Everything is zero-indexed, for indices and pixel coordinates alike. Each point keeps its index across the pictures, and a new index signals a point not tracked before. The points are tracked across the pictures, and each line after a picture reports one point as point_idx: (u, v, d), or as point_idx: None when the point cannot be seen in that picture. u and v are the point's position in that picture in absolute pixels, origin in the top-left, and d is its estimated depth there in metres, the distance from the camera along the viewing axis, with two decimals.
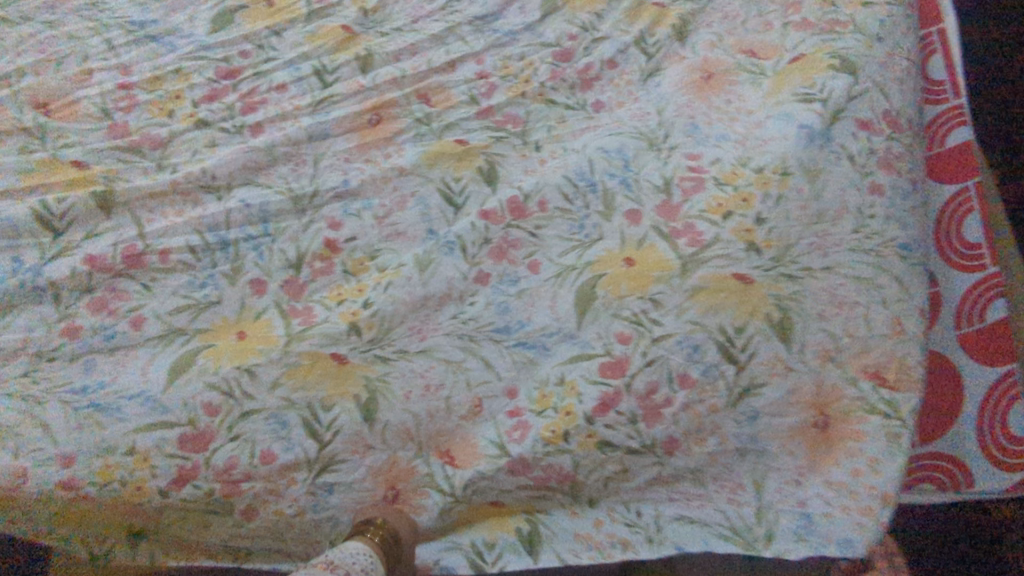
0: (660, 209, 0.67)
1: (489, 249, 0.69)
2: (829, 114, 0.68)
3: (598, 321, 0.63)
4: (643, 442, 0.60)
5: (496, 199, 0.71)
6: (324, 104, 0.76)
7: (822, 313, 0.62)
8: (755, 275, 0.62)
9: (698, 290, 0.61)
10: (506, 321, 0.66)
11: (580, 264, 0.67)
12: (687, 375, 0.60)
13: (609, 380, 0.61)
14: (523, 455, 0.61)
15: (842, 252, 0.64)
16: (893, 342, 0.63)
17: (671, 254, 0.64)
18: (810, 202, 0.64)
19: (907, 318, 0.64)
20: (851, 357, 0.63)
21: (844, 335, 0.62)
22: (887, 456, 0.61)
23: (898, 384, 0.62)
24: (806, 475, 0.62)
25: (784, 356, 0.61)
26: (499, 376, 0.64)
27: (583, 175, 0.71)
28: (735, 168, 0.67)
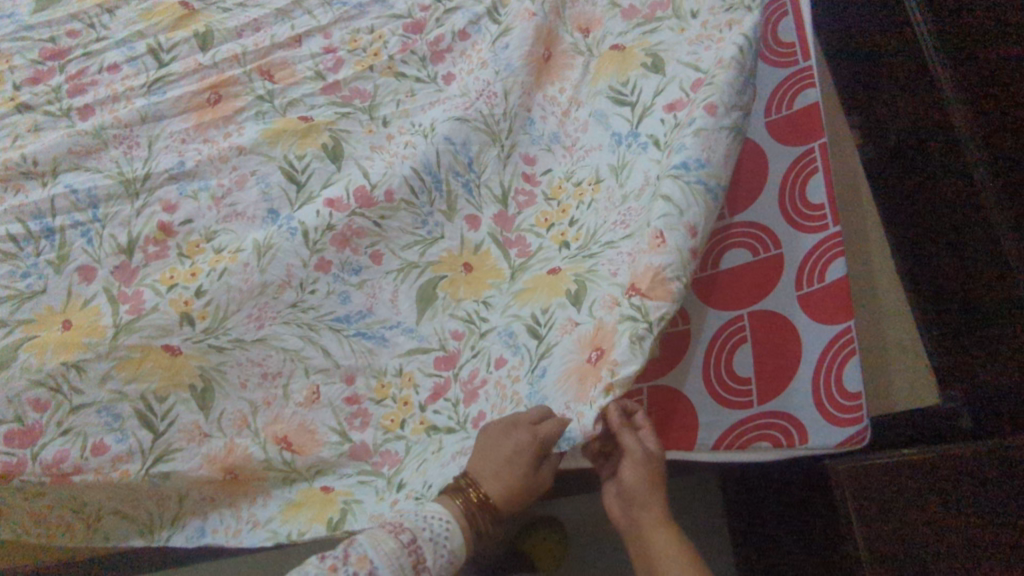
0: (498, 219, 0.72)
1: (332, 236, 0.66)
2: (637, 113, 0.71)
3: (433, 319, 0.68)
4: (459, 420, 0.64)
5: (341, 185, 0.69)
6: (159, 84, 0.75)
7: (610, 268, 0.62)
8: (562, 264, 0.67)
9: (521, 291, 0.67)
10: (346, 311, 0.67)
11: (421, 262, 0.69)
12: (503, 359, 0.65)
13: (442, 372, 0.66)
14: (364, 442, 0.65)
15: (639, 218, 0.63)
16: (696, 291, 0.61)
17: (504, 263, 0.70)
18: (616, 192, 0.69)
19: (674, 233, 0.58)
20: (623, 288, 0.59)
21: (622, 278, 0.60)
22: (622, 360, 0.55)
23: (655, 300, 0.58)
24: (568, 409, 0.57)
25: (574, 318, 0.62)
26: (338, 364, 0.66)
27: (430, 168, 0.70)
28: (562, 181, 0.73)
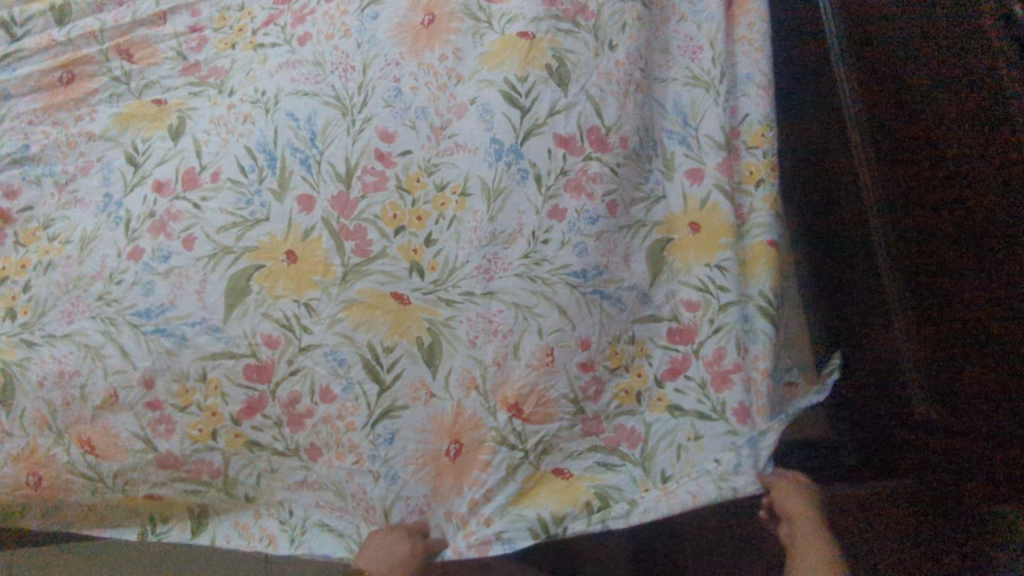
0: (334, 199, 0.67)
1: (151, 223, 0.68)
2: (525, 131, 0.68)
3: (243, 319, 0.65)
4: (286, 445, 0.67)
5: (171, 167, 0.70)
6: (10, 60, 0.79)
7: (474, 339, 0.67)
8: (413, 296, 0.68)
9: (353, 303, 0.66)
10: (149, 304, 0.66)
11: (236, 247, 0.66)
12: (329, 390, 0.66)
13: (255, 385, 0.65)
14: (170, 451, 0.67)
15: (507, 278, 0.68)
16: (538, 373, 0.67)
17: (336, 258, 0.66)
18: (483, 224, 0.68)
19: (562, 347, 0.67)
20: (497, 386, 0.67)
21: (492, 362, 0.67)
22: (500, 485, 0.67)
23: (531, 417, 0.67)
24: (432, 505, 0.69)
25: (427, 382, 0.67)
26: (134, 366, 0.66)
27: (265, 146, 0.69)
28: (420, 174, 0.69)
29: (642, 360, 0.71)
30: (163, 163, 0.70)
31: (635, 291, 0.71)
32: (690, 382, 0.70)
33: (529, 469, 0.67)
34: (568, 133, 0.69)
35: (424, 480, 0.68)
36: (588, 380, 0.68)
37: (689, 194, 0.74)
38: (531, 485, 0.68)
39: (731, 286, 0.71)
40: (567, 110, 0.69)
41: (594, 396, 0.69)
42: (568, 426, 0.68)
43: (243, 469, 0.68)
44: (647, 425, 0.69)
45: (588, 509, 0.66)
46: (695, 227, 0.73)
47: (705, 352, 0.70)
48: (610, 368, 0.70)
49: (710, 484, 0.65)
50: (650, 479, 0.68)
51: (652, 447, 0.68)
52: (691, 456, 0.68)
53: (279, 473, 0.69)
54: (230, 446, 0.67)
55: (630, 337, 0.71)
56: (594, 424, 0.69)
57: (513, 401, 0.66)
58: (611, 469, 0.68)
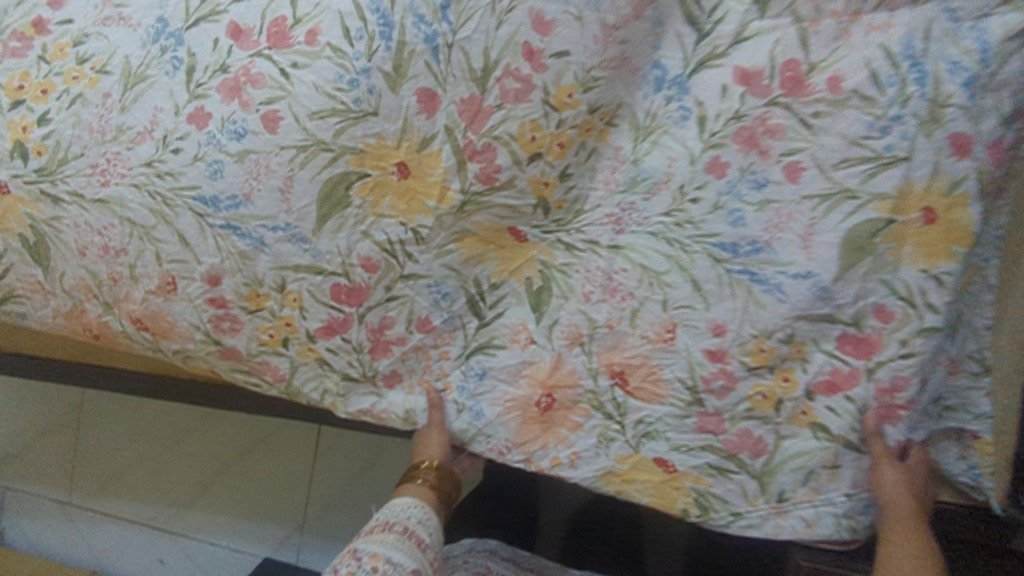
0: (464, 102, 0.53)
1: (223, 80, 0.55)
2: (698, 59, 0.56)
3: (337, 235, 0.56)
4: (363, 371, 0.61)
5: (255, 7, 0.55)
6: None
7: (588, 295, 0.58)
8: (529, 233, 0.59)
9: (466, 236, 0.58)
10: (216, 191, 0.56)
11: (334, 145, 0.54)
12: (428, 321, 0.60)
13: (342, 306, 0.58)
14: (235, 348, 0.60)
15: (639, 233, 0.57)
16: (652, 349, 0.58)
17: (455, 183, 0.55)
18: (624, 164, 0.58)
19: (688, 326, 0.57)
20: (604, 350, 0.59)
21: (603, 324, 0.58)
22: (588, 454, 0.60)
23: (636, 391, 0.59)
24: (509, 450, 0.61)
25: (530, 327, 0.60)
26: (198, 259, 0.58)
27: (378, 6, 0.52)
28: (574, 87, 0.53)
29: (794, 364, 0.58)
30: (241, 1, 0.55)
31: (811, 285, 0.56)
32: (848, 403, 0.58)
33: (623, 448, 0.60)
34: (755, 66, 0.54)
35: (510, 427, 0.61)
36: (716, 372, 0.58)
37: (942, 168, 0.54)
38: (627, 466, 0.60)
39: (942, 307, 0.56)
40: (757, 37, 0.54)
41: (720, 393, 0.58)
42: (681, 415, 0.59)
43: (309, 382, 0.62)
44: (778, 438, 0.59)
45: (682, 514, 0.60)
46: (929, 214, 0.55)
47: (881, 377, 0.57)
48: (748, 366, 0.58)
49: (830, 521, 0.59)
50: (764, 495, 0.59)
51: (775, 463, 0.59)
52: (817, 484, 0.59)
53: (344, 400, 0.62)
54: (302, 356, 0.60)
55: (786, 336, 0.57)
56: (711, 421, 0.59)
57: (618, 368, 0.59)
58: (722, 473, 0.59)
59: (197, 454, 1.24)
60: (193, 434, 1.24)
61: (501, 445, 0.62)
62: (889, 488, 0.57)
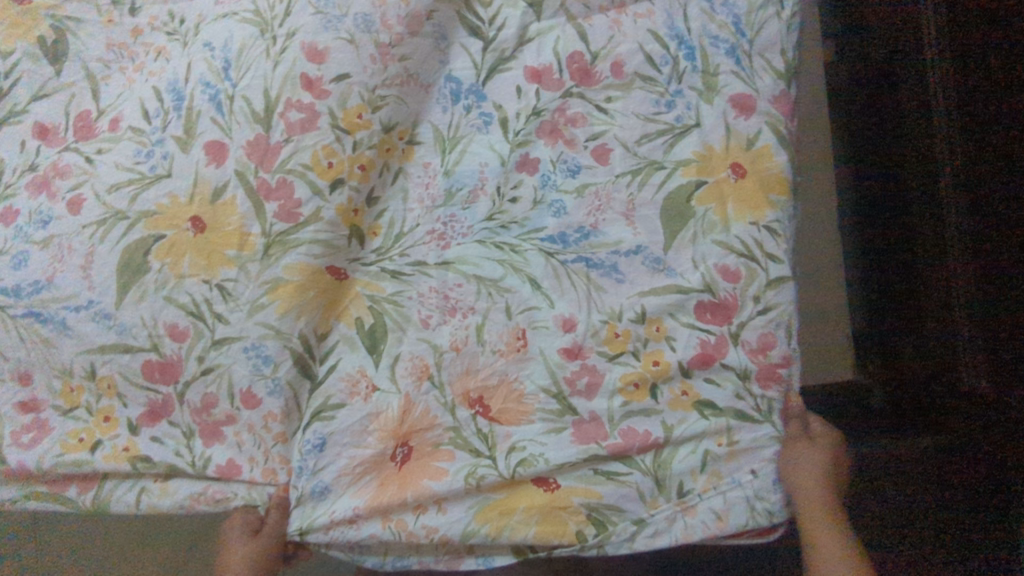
0: (249, 144, 0.53)
1: (31, 177, 0.56)
2: (487, 66, 0.58)
3: (139, 304, 0.52)
4: (192, 462, 0.54)
5: (59, 106, 0.58)
6: None
7: (427, 320, 0.55)
8: (351, 270, 0.56)
9: (278, 284, 0.53)
10: (17, 280, 0.54)
11: (130, 212, 0.53)
12: (252, 395, 0.53)
13: (158, 388, 0.54)
14: (25, 463, 0.54)
15: (466, 244, 0.56)
16: (507, 362, 0.54)
17: (255, 225, 0.53)
18: (436, 179, 0.57)
19: (537, 328, 0.54)
20: (456, 377, 0.54)
21: (449, 348, 0.54)
22: (459, 497, 0.52)
23: (501, 414, 0.53)
24: (362, 517, 0.52)
25: (370, 374, 0.54)
26: (7, 357, 0.55)
27: (174, 85, 0.55)
28: (363, 108, 0.54)
29: (660, 344, 0.53)
30: (41, 100, 0.58)
31: (643, 258, 0.55)
32: (727, 372, 0.53)
33: (497, 480, 0.52)
34: (542, 64, 0.57)
35: (366, 492, 0.53)
36: (578, 370, 0.53)
37: (732, 127, 0.56)
38: (504, 493, 0.53)
39: (782, 254, 0.54)
40: (539, 37, 0.58)
41: (586, 393, 0.53)
42: (555, 426, 0.53)
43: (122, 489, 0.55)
44: (667, 427, 0.52)
45: (579, 538, 0.52)
46: (737, 169, 0.55)
47: (746, 339, 0.53)
48: (608, 356, 0.53)
49: (741, 507, 0.51)
50: (662, 492, 0.52)
51: (666, 455, 0.52)
52: (716, 465, 0.52)
53: (172, 484, 0.55)
54: (111, 461, 0.54)
55: (637, 314, 0.54)
56: (591, 427, 0.52)
57: (476, 395, 0.53)
58: (611, 477, 0.52)
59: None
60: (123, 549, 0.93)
61: (349, 514, 0.52)
62: (804, 466, 0.53)
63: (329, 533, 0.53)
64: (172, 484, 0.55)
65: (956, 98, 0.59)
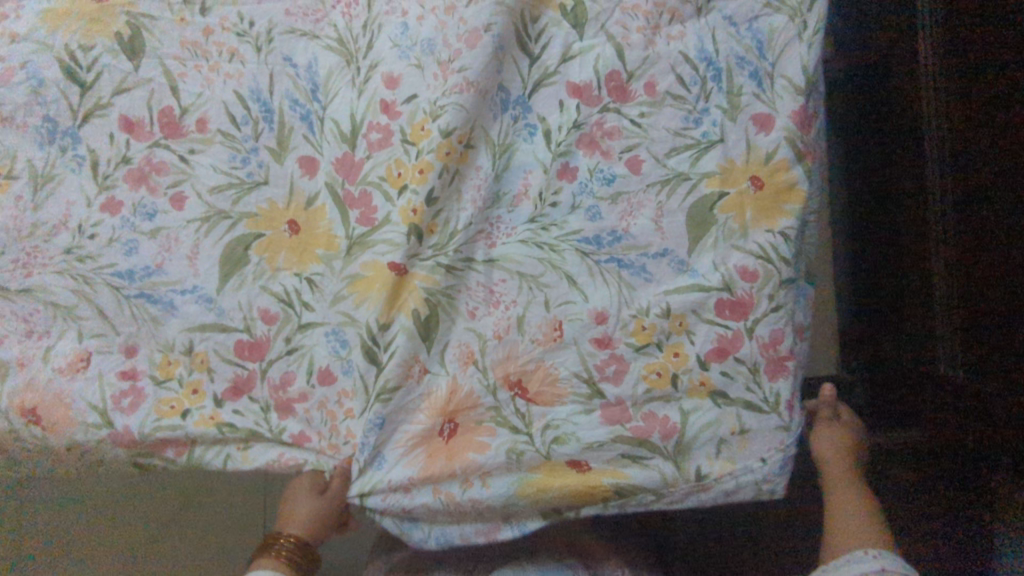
0: (338, 161, 0.65)
1: (127, 169, 0.64)
2: (533, 81, 0.64)
3: (239, 290, 0.64)
4: (270, 429, 0.62)
5: (140, 99, 0.64)
6: None
7: (474, 311, 0.61)
8: (411, 265, 0.62)
9: (356, 279, 0.63)
10: (130, 265, 0.63)
11: (233, 212, 0.64)
12: (329, 373, 0.63)
13: (245, 363, 0.63)
14: (128, 427, 0.61)
15: (509, 243, 0.62)
16: (544, 350, 0.60)
17: (342, 229, 0.65)
18: (487, 182, 0.63)
19: (573, 321, 0.60)
20: (497, 362, 0.60)
21: (493, 336, 0.60)
22: (500, 471, 0.59)
23: (537, 396, 0.59)
24: (415, 485, 0.59)
25: (422, 357, 0.61)
26: (115, 332, 0.63)
27: (258, 94, 0.65)
28: (425, 121, 0.63)
29: (680, 337, 0.59)
30: (122, 92, 0.64)
31: (670, 260, 0.61)
32: (739, 365, 0.58)
33: (534, 457, 0.59)
34: (583, 80, 0.63)
35: (417, 464, 0.60)
36: (607, 358, 0.59)
37: (753, 142, 0.62)
38: (539, 473, 0.59)
39: (791, 258, 0.60)
40: (581, 55, 0.64)
41: (614, 378, 0.59)
42: (584, 407, 0.59)
43: (210, 450, 0.62)
44: (684, 414, 0.58)
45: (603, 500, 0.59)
46: (756, 181, 0.61)
47: (760, 334, 0.58)
48: (635, 346, 0.59)
49: (750, 487, 0.58)
50: (682, 474, 0.58)
51: (688, 440, 0.58)
52: (730, 452, 0.58)
53: (251, 452, 0.62)
54: (201, 426, 0.61)
55: (662, 310, 0.60)
56: (615, 410, 0.59)
57: (515, 378, 0.60)
58: (636, 460, 0.58)
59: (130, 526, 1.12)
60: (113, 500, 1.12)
61: (404, 482, 0.59)
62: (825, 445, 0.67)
63: (385, 498, 0.60)
64: (253, 452, 0.62)
65: (947, 77, 0.61)
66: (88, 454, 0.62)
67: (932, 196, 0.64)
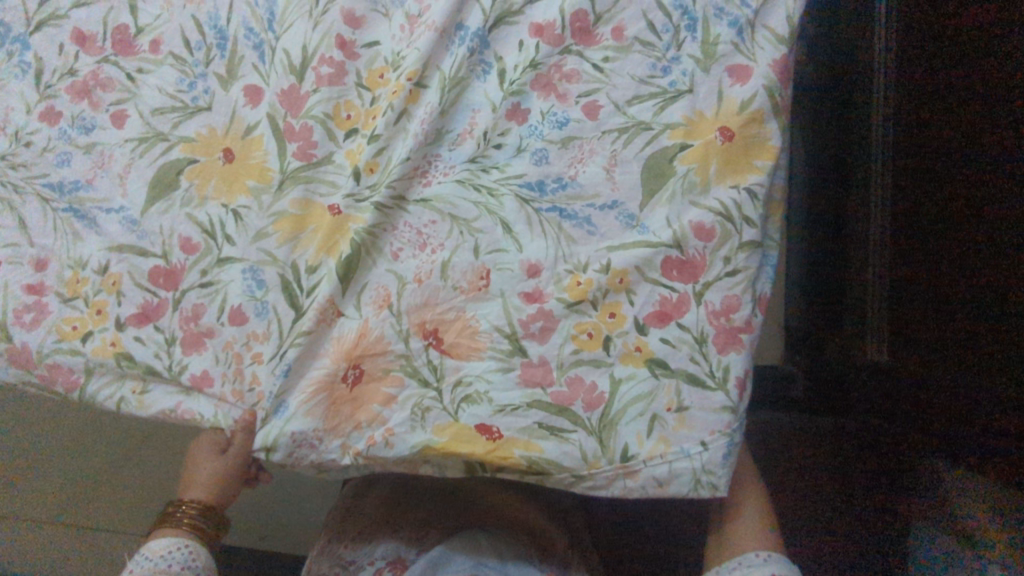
0: (284, 93, 0.62)
1: (71, 82, 0.63)
2: (495, 17, 0.59)
3: (164, 215, 0.61)
4: (169, 364, 0.58)
5: (98, 16, 0.64)
6: None
7: (397, 253, 0.56)
8: (344, 205, 0.59)
9: (283, 216, 0.59)
10: (62, 178, 0.62)
11: (171, 135, 0.62)
12: (240, 312, 0.58)
13: (159, 291, 0.60)
14: (27, 345, 0.59)
15: (444, 184, 0.57)
16: (468, 300, 0.54)
17: (276, 163, 0.61)
18: (431, 117, 0.58)
19: (501, 270, 0.54)
20: (415, 308, 0.54)
21: (413, 279, 0.55)
22: (403, 430, 0.52)
23: (453, 348, 0.53)
24: (322, 439, 0.53)
25: (336, 300, 0.55)
26: (33, 243, 0.61)
27: (216, 22, 0.63)
28: (385, 69, 0.61)
29: (619, 297, 0.52)
30: (81, 7, 0.64)
31: (618, 214, 0.54)
32: (683, 333, 0.51)
33: (441, 416, 0.52)
34: (547, 20, 0.58)
35: (315, 412, 0.53)
36: (534, 313, 0.53)
37: (726, 94, 0.55)
38: (445, 438, 0.51)
39: (758, 219, 0.52)
40: None
41: (540, 336, 0.52)
42: (503, 366, 0.52)
43: (107, 385, 0.59)
44: (614, 383, 0.51)
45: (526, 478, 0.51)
46: (726, 132, 0.54)
47: (710, 300, 0.51)
48: (567, 303, 0.53)
49: (686, 478, 0.49)
50: (605, 453, 0.50)
51: (614, 414, 0.50)
52: (665, 433, 0.50)
53: (148, 395, 0.58)
54: (98, 353, 0.58)
55: (603, 266, 0.53)
56: (538, 371, 0.52)
57: (431, 327, 0.54)
58: (554, 432, 0.51)
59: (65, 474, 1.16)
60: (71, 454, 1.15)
61: (310, 437, 0.53)
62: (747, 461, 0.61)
63: (289, 455, 0.53)
64: (149, 396, 0.58)
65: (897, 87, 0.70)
66: None
67: (843, 176, 0.85)
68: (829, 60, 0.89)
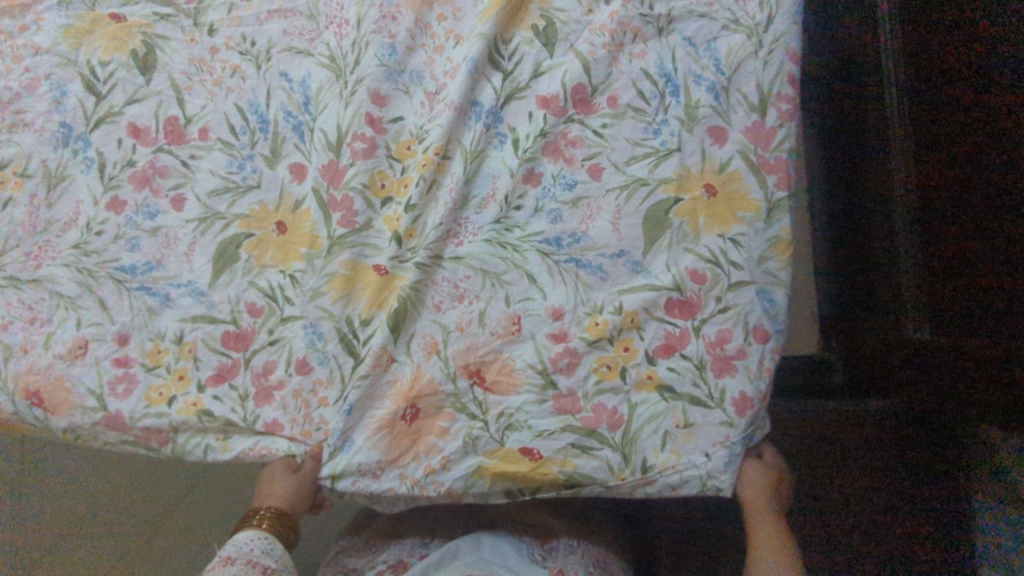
0: (324, 167, 0.70)
1: (132, 172, 0.72)
2: (506, 93, 0.68)
3: (229, 285, 0.70)
4: (246, 416, 0.67)
5: (151, 112, 0.73)
6: None
7: (438, 305, 0.66)
8: (389, 265, 0.68)
9: (334, 276, 0.68)
10: (133, 261, 0.71)
11: (228, 213, 0.71)
12: (305, 363, 0.67)
13: (231, 352, 0.68)
14: (119, 411, 0.66)
15: (475, 243, 0.66)
16: (503, 342, 0.64)
17: (323, 231, 0.70)
18: (458, 183, 0.68)
19: (530, 317, 0.64)
20: (460, 352, 0.64)
21: (455, 328, 0.65)
22: (458, 457, 0.62)
23: (493, 386, 0.63)
24: (384, 470, 0.63)
25: (389, 348, 0.65)
26: (113, 321, 0.69)
27: (256, 109, 0.72)
28: (411, 141, 0.70)
29: (631, 333, 0.63)
30: (134, 103, 0.73)
31: (625, 261, 0.64)
32: (686, 361, 0.61)
33: (489, 443, 0.62)
34: (551, 93, 0.67)
35: (380, 447, 0.63)
36: (561, 351, 0.63)
37: (708, 152, 0.65)
38: (492, 461, 0.62)
39: (743, 261, 0.62)
40: (551, 72, 0.68)
41: (567, 370, 0.63)
42: (538, 398, 0.62)
43: (192, 439, 0.67)
44: (631, 406, 0.61)
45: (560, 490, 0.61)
46: (710, 188, 0.64)
47: (706, 332, 0.62)
48: (588, 341, 0.63)
49: (695, 482, 0.60)
50: (628, 466, 0.60)
51: (634, 432, 0.61)
52: (677, 445, 0.60)
53: (229, 441, 0.67)
54: (183, 413, 0.66)
55: (615, 307, 0.63)
56: (567, 401, 0.62)
57: (474, 367, 0.64)
58: (585, 450, 0.61)
59: (107, 513, 1.22)
60: (92, 494, 1.23)
61: (374, 467, 0.63)
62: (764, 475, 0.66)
63: (354, 483, 0.63)
64: (232, 442, 0.67)
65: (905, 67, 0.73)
66: (83, 434, 0.67)
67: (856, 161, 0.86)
68: (821, 65, 0.96)
